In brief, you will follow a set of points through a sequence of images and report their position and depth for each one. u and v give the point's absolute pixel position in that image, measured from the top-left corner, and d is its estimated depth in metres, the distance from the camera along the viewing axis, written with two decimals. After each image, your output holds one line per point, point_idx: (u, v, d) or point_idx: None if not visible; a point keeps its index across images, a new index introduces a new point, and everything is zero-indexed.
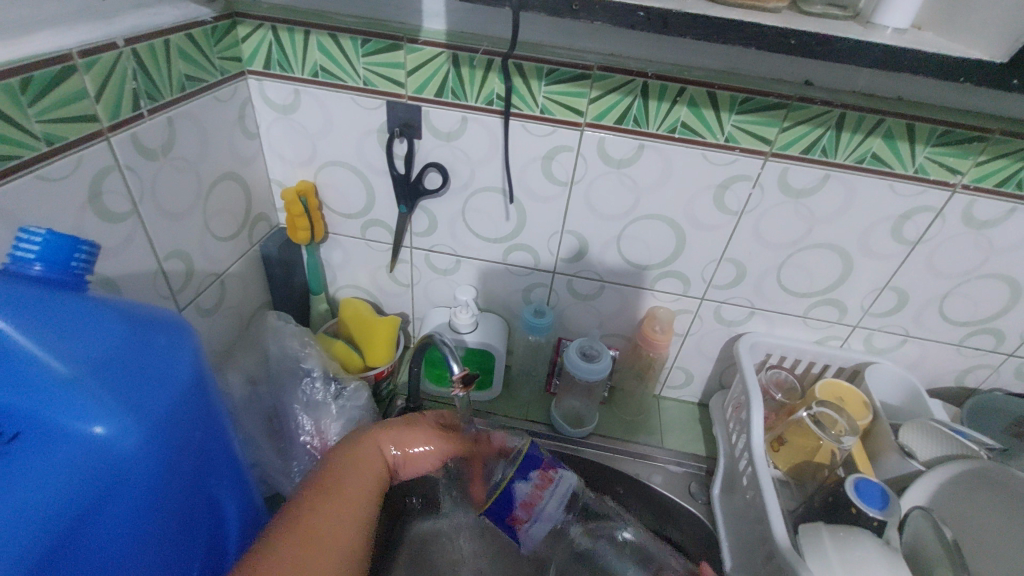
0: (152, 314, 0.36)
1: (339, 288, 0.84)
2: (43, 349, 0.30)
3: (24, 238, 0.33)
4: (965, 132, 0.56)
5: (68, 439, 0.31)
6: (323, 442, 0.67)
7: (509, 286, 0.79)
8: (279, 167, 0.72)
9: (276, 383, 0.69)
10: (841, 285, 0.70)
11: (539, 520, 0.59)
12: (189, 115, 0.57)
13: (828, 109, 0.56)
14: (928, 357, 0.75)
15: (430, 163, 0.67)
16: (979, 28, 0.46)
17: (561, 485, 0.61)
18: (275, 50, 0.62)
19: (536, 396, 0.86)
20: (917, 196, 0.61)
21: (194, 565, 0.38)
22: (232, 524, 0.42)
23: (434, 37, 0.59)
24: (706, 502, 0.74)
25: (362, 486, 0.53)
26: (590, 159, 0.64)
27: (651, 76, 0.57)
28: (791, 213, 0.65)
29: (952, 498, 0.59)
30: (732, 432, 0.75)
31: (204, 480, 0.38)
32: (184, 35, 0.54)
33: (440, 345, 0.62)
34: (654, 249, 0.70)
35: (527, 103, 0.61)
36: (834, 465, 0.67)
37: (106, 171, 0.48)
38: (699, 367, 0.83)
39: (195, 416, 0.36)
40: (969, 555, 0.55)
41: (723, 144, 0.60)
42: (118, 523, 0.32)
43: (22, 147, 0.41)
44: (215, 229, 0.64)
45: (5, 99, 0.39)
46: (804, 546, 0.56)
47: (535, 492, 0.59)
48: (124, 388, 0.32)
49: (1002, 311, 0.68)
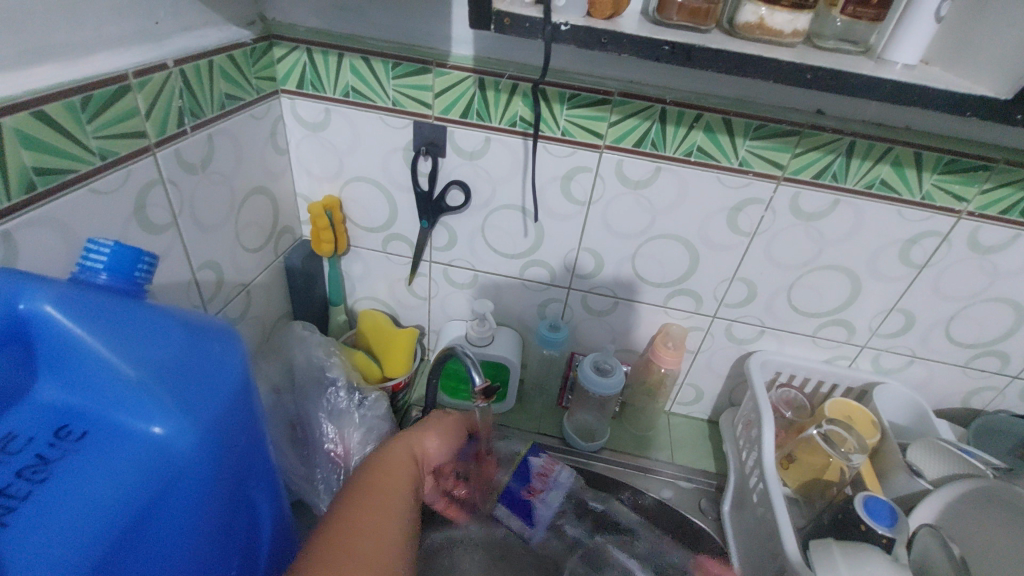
0: (206, 321, 0.37)
1: (358, 300, 0.86)
2: (113, 352, 0.33)
3: (94, 249, 0.37)
4: (971, 161, 0.58)
5: (130, 438, 0.32)
6: (345, 450, 0.67)
7: (525, 300, 0.80)
8: (306, 182, 0.74)
9: (301, 392, 0.70)
10: (850, 305, 0.72)
11: (542, 503, 0.70)
12: (227, 132, 0.59)
13: (838, 137, 0.59)
14: (935, 377, 0.77)
15: (452, 181, 0.70)
16: (983, 64, 0.48)
17: (558, 475, 0.73)
18: (309, 70, 0.65)
19: (549, 409, 0.88)
20: (923, 221, 0.63)
21: (232, 568, 0.39)
22: (267, 529, 0.43)
23: (462, 62, 0.61)
24: (717, 518, 0.74)
25: (391, 483, 0.53)
26: (608, 180, 0.66)
27: (669, 103, 0.60)
28: (802, 236, 0.67)
29: (961, 514, 0.60)
30: (742, 449, 0.76)
31: (245, 483, 0.38)
32: (227, 56, 0.57)
33: (462, 356, 0.64)
34: (667, 267, 0.72)
35: (550, 126, 0.63)
36: (843, 483, 0.68)
37: (151, 185, 0.51)
38: (709, 384, 0.85)
39: (242, 419, 0.37)
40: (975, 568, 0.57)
41: (737, 167, 0.63)
42: (172, 521, 0.33)
43: (79, 161, 0.43)
44: (245, 241, 0.66)
45: (68, 117, 0.42)
46: (815, 560, 0.57)
47: (531, 491, 0.70)
48: (180, 390, 0.33)
49: (1007, 334, 0.70)
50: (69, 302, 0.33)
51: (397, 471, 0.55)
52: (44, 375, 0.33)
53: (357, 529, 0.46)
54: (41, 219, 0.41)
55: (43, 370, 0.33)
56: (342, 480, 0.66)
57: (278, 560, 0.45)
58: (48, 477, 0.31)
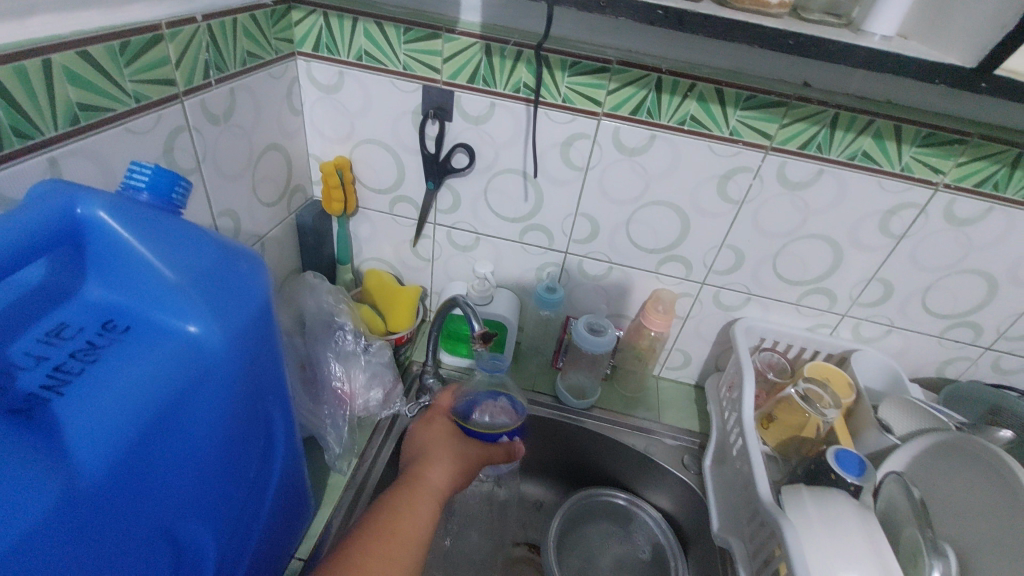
0: (235, 243, 0.41)
1: (364, 260, 0.90)
2: (156, 257, 0.37)
3: (136, 170, 0.40)
4: (949, 135, 0.62)
5: (169, 334, 0.36)
6: (351, 391, 0.72)
7: (524, 263, 0.84)
8: (318, 142, 0.78)
9: (311, 334, 0.72)
10: (832, 274, 0.75)
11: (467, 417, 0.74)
12: (247, 87, 0.63)
13: (823, 109, 0.62)
14: (912, 347, 0.81)
15: (458, 144, 0.74)
16: (955, 36, 0.52)
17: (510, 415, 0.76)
18: (325, 34, 0.68)
19: (544, 369, 0.92)
20: (902, 192, 0.67)
21: (250, 467, 0.43)
22: (280, 440, 0.47)
23: (470, 29, 0.65)
24: (699, 472, 0.79)
25: (413, 524, 0.57)
26: (604, 146, 0.70)
27: (665, 71, 0.63)
28: (788, 205, 0.70)
29: (927, 465, 0.64)
30: (725, 409, 0.80)
31: (264, 393, 0.43)
32: (249, 16, 0.61)
33: (463, 306, 0.68)
34: (659, 233, 0.76)
35: (552, 92, 0.67)
36: (818, 439, 0.72)
37: (178, 131, 0.55)
38: (697, 349, 0.89)
39: (264, 332, 0.41)
40: (933, 506, 0.63)
41: (727, 136, 0.66)
42: (203, 413, 0.37)
43: (117, 102, 0.47)
44: (261, 195, 0.70)
45: (107, 59, 0.46)
46: (786, 501, 0.62)
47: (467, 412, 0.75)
48: (213, 296, 0.37)
49: (980, 306, 0.74)
50: (117, 210, 0.37)
51: (419, 510, 0.59)
52: (94, 277, 0.38)
53: (386, 560, 0.52)
54: (82, 151, 0.45)
55: (94, 272, 0.38)
56: (348, 417, 0.70)
57: (286, 475, 0.50)
58: (98, 359, 0.35)
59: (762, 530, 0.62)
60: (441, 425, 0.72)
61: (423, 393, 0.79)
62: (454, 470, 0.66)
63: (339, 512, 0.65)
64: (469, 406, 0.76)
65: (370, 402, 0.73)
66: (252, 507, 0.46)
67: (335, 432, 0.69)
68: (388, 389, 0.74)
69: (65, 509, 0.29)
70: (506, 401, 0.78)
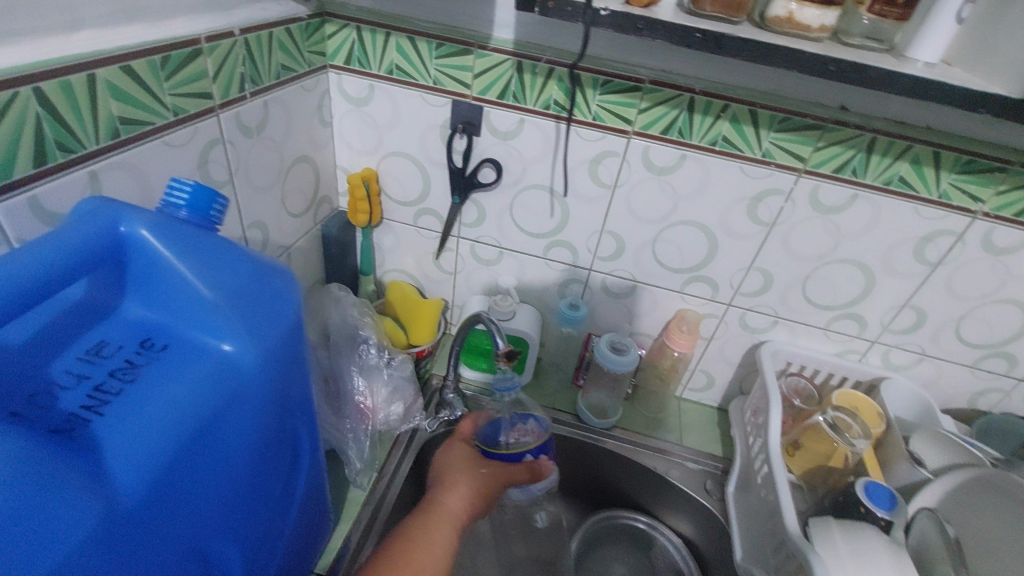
0: (269, 260, 0.41)
1: (386, 271, 0.90)
2: (195, 276, 0.37)
3: (176, 188, 0.41)
4: (989, 162, 0.60)
5: (206, 353, 0.36)
6: (372, 405, 0.71)
7: (546, 279, 0.84)
8: (346, 154, 0.79)
9: (335, 348, 0.72)
10: (863, 300, 0.74)
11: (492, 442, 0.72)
12: (280, 99, 0.64)
13: (860, 133, 0.61)
14: (943, 376, 0.79)
15: (485, 159, 0.74)
16: (1002, 64, 0.50)
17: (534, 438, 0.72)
18: (357, 48, 0.69)
19: (563, 386, 0.91)
20: (940, 219, 0.65)
21: (276, 485, 0.43)
22: (305, 458, 0.47)
23: (502, 45, 0.65)
24: (721, 498, 0.77)
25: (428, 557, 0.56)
26: (634, 165, 0.69)
27: (698, 92, 0.62)
28: (820, 228, 0.69)
29: (961, 503, 0.62)
30: (749, 433, 0.79)
31: (293, 412, 0.42)
32: (285, 30, 0.61)
33: (486, 322, 0.67)
34: (686, 253, 0.75)
35: (582, 110, 0.67)
36: (846, 470, 0.70)
37: (213, 144, 0.55)
38: (720, 371, 0.87)
39: (296, 350, 0.40)
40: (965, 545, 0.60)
41: (759, 158, 0.65)
42: (235, 432, 0.37)
43: (156, 116, 0.48)
44: (290, 206, 0.71)
45: (149, 74, 0.46)
46: (814, 534, 0.60)
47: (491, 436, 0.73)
48: (249, 315, 0.37)
49: (1016, 337, 0.72)
50: (159, 228, 0.37)
51: (434, 540, 0.59)
52: (135, 295, 0.38)
53: None
54: (120, 165, 0.45)
55: (135, 290, 0.38)
56: (370, 432, 0.70)
57: (308, 493, 0.50)
58: (138, 378, 0.35)
59: (787, 563, 0.60)
60: (462, 449, 0.72)
61: (443, 409, 0.78)
62: (472, 492, 0.65)
63: (358, 529, 0.64)
64: (492, 430, 0.74)
65: (390, 416, 0.73)
66: (277, 525, 0.45)
67: (357, 447, 0.69)
68: (408, 404, 0.74)
69: (106, 529, 0.29)
70: (532, 421, 0.75)
